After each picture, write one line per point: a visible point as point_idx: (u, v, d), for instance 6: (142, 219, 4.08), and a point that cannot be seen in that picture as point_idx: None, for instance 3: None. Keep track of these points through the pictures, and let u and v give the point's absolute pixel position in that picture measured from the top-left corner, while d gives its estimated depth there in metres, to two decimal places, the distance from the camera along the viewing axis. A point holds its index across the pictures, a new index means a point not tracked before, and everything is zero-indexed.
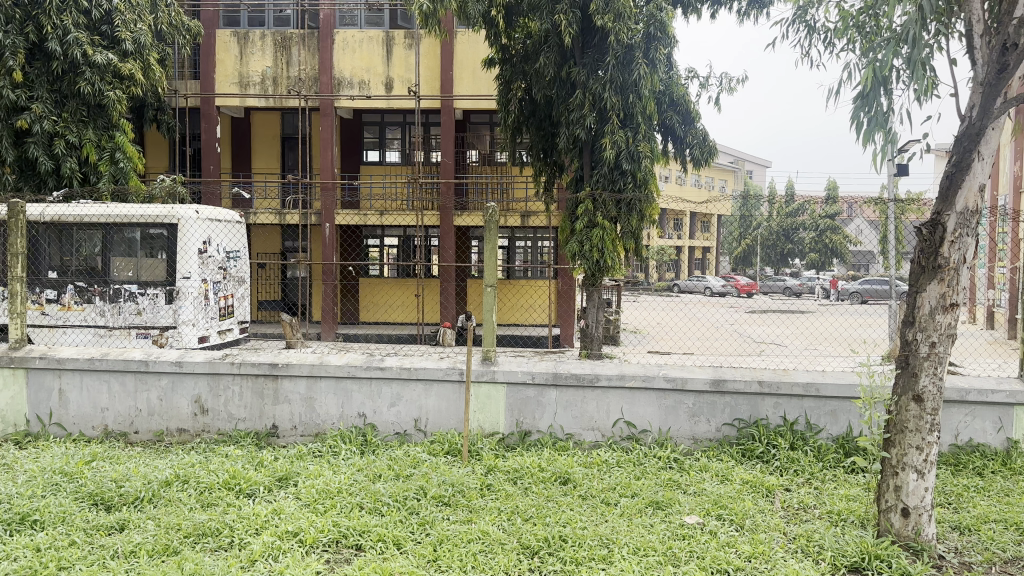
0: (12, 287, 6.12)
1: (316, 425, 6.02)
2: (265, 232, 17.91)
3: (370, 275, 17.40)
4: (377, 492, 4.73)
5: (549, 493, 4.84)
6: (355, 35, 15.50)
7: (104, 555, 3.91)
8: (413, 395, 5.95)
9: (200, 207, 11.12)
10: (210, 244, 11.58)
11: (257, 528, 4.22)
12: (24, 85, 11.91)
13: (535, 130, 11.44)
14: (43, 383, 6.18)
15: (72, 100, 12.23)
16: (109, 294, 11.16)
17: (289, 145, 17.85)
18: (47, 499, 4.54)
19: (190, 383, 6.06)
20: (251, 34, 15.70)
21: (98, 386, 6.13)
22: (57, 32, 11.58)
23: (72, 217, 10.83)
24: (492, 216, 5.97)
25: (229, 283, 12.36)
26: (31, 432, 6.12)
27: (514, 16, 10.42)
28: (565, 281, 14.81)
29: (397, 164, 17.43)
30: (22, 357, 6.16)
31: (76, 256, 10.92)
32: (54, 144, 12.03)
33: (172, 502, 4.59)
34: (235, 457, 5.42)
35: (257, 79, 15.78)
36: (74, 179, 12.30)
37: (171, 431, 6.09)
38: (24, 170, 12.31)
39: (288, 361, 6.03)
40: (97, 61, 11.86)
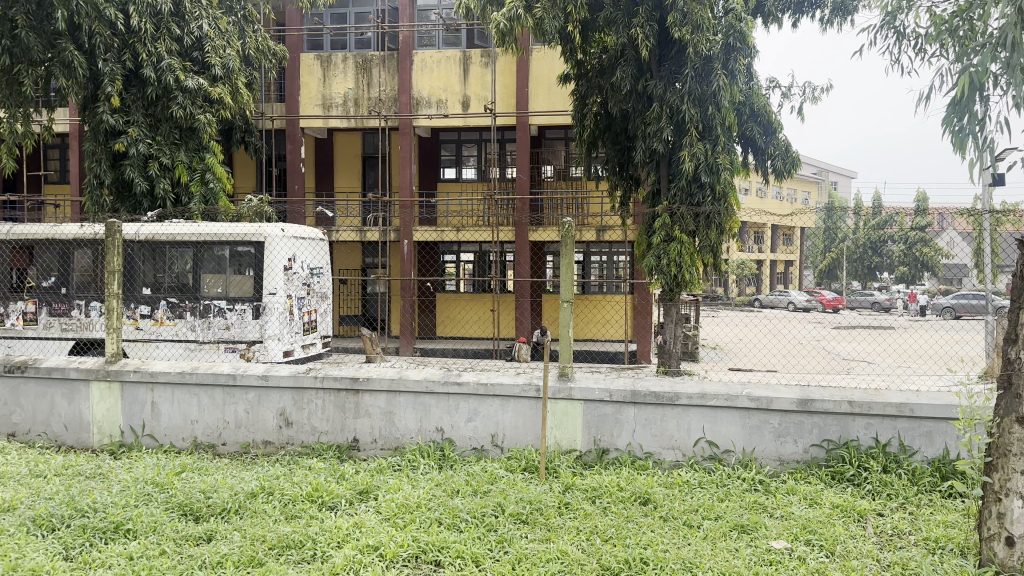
0: (108, 303, 6.44)
1: (395, 439, 6.10)
2: (346, 249, 18.41)
3: (446, 290, 17.65)
4: (456, 507, 4.74)
5: (629, 514, 4.74)
6: (433, 56, 15.81)
7: (193, 565, 4.03)
8: (490, 410, 5.96)
9: (285, 225, 11.58)
10: (295, 261, 11.99)
11: (338, 541, 4.28)
12: (122, 111, 12.60)
13: (611, 145, 11.41)
14: (136, 397, 6.46)
15: (165, 124, 12.89)
16: (199, 309, 11.57)
17: (370, 164, 18.31)
18: (139, 509, 4.72)
19: (276, 397, 6.24)
20: (334, 56, 16.20)
21: (188, 399, 6.37)
22: (152, 60, 12.21)
23: (166, 236, 11.37)
24: (569, 231, 5.92)
25: (312, 299, 12.75)
26: (125, 443, 6.42)
27: (590, 31, 10.37)
28: (642, 295, 14.77)
29: (474, 180, 17.66)
30: (118, 370, 6.45)
31: (168, 274, 11.47)
32: (148, 166, 12.73)
33: (257, 514, 4.72)
34: (318, 470, 5.54)
35: (339, 100, 16.27)
36: (168, 199, 12.97)
37: (257, 443, 6.28)
38: (122, 192, 13.17)
39: (368, 376, 6.13)
40: (189, 86, 12.48)
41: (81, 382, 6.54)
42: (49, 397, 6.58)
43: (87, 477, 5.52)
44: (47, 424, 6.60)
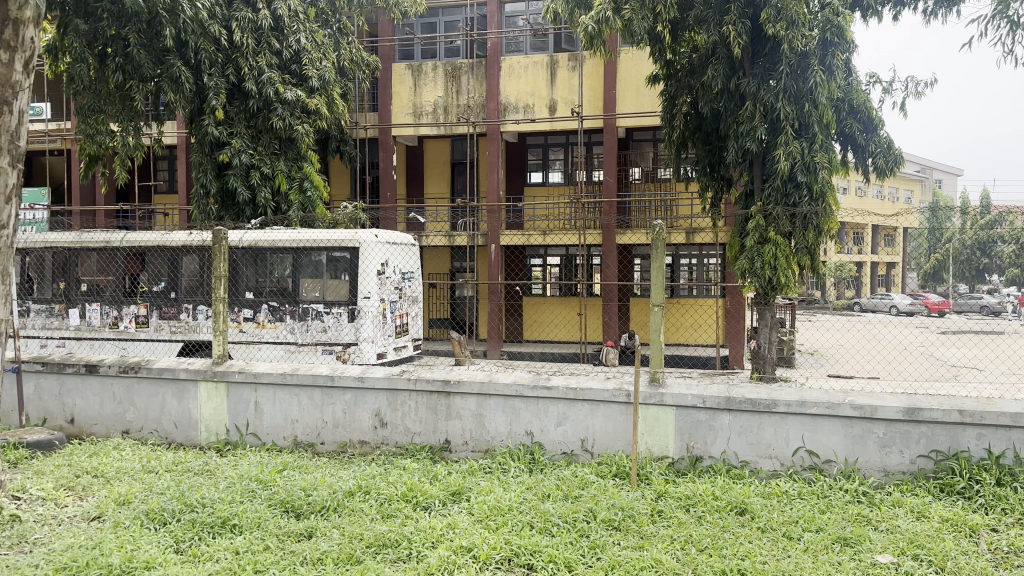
0: (215, 306, 6.78)
1: (486, 442, 6.16)
2: (435, 253, 18.76)
3: (533, 294, 17.75)
4: (547, 511, 4.75)
5: (725, 524, 4.63)
6: (521, 61, 15.92)
7: (295, 560, 4.18)
8: (580, 415, 5.93)
9: (378, 231, 11.93)
10: (387, 266, 12.32)
11: (433, 541, 4.36)
12: (226, 123, 13.21)
13: (702, 145, 11.18)
14: (241, 397, 6.77)
15: (266, 135, 13.47)
16: (298, 313, 12.01)
17: (458, 170, 18.59)
18: (244, 505, 4.94)
19: (371, 398, 6.42)
20: (424, 65, 16.55)
21: (289, 399, 6.63)
22: (254, 73, 12.79)
23: (267, 243, 11.89)
24: (660, 234, 5.84)
25: (404, 303, 13.05)
26: (231, 441, 6.74)
27: (680, 30, 10.23)
28: (734, 299, 14.42)
29: (560, 184, 17.67)
30: (224, 371, 6.78)
31: (270, 279, 12.00)
32: (250, 176, 13.30)
33: (354, 512, 4.86)
34: (412, 470, 5.66)
35: (430, 108, 16.60)
36: (268, 207, 13.54)
37: (353, 442, 6.47)
38: (226, 201, 13.80)
39: (460, 378, 6.22)
40: (287, 98, 13.01)
41: (190, 382, 6.90)
42: (160, 397, 6.96)
43: (196, 473, 5.82)
44: (159, 422, 6.98)
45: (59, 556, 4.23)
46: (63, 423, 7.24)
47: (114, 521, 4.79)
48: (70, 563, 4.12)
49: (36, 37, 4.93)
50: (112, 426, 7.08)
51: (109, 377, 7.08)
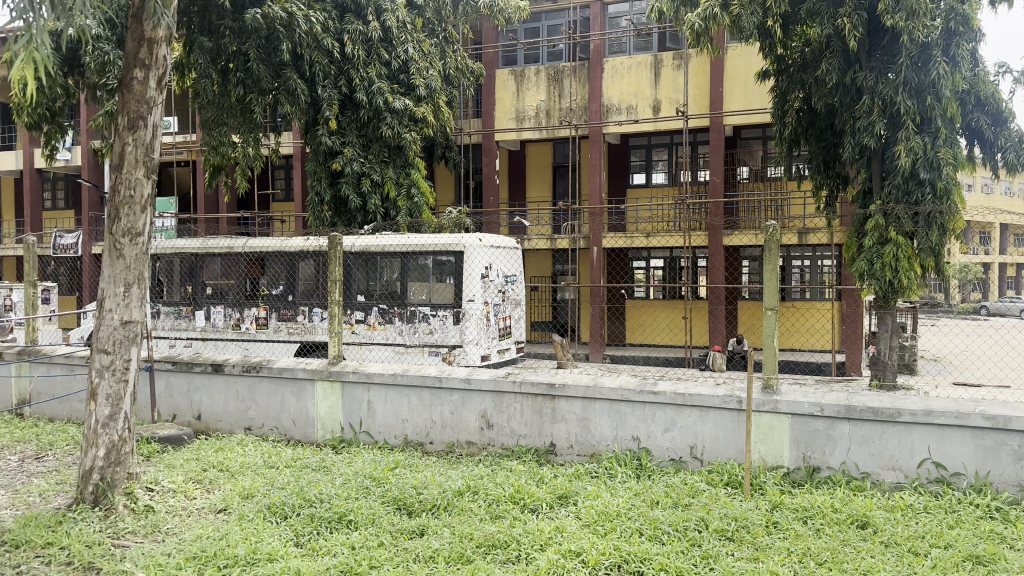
0: (331, 309, 7.07)
1: (592, 446, 6.12)
2: (537, 257, 18.84)
3: (636, 297, 17.55)
4: (657, 519, 4.67)
5: (844, 537, 4.42)
6: (624, 62, 15.78)
7: (408, 557, 4.29)
8: (688, 421, 5.81)
9: (482, 235, 12.15)
10: (491, 269, 12.50)
11: (542, 544, 4.37)
12: (338, 133, 13.69)
13: (815, 142, 10.73)
14: (354, 396, 7.01)
15: (375, 143, 13.90)
16: (406, 315, 12.30)
17: (560, 173, 18.59)
18: (359, 501, 5.12)
19: (478, 399, 6.51)
20: (527, 70, 16.67)
21: (399, 400, 6.82)
22: (364, 84, 13.24)
23: (377, 248, 12.32)
24: (773, 235, 5.64)
25: (507, 306, 13.17)
26: (345, 438, 7.00)
27: (791, 25, 9.92)
28: (849, 302, 13.77)
29: (664, 185, 17.37)
30: (339, 371, 7.05)
31: (379, 282, 12.40)
32: (361, 183, 13.76)
33: (463, 512, 4.94)
34: (518, 472, 5.70)
35: (532, 112, 16.69)
36: (378, 213, 13.97)
37: (461, 442, 6.58)
38: (339, 208, 14.30)
39: (565, 382, 6.22)
40: (396, 106, 13.41)
41: (307, 382, 7.20)
42: (279, 396, 7.30)
43: (312, 470, 6.07)
44: (278, 419, 7.32)
45: (189, 546, 4.51)
46: (192, 419, 7.71)
47: (238, 514, 5.06)
48: (200, 553, 4.39)
49: (169, 54, 5.29)
50: (235, 423, 7.48)
51: (233, 376, 7.49)
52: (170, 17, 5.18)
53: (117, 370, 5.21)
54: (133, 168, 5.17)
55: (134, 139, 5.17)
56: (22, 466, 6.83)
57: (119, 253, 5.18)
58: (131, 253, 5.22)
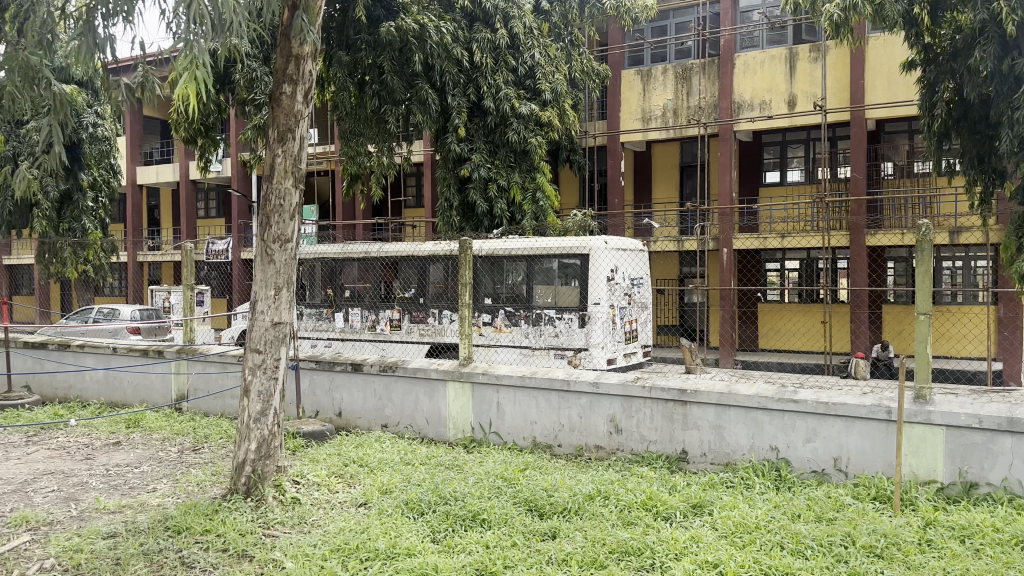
0: (462, 311, 7.25)
1: (725, 454, 5.93)
2: (665, 259, 18.50)
3: (770, 300, 16.90)
4: (798, 532, 4.47)
5: (1011, 560, 4.05)
6: (756, 57, 15.23)
7: (541, 559, 4.31)
8: (831, 431, 5.51)
9: (608, 237, 12.13)
10: (617, 272, 12.42)
11: (676, 552, 4.28)
12: (466, 140, 13.92)
13: (969, 134, 9.91)
14: (484, 397, 7.14)
15: (502, 149, 14.04)
16: (533, 318, 12.37)
17: (688, 173, 18.16)
18: (492, 500, 5.20)
19: (606, 403, 6.47)
20: (653, 69, 16.42)
21: (528, 402, 6.89)
22: (492, 91, 13.47)
23: (504, 251, 12.53)
24: (926, 235, 5.26)
25: (633, 309, 13.00)
26: (476, 438, 7.14)
27: (941, 10, 9.27)
28: (1011, 307, 12.64)
29: (800, 183, 16.61)
30: (469, 372, 7.20)
31: (506, 285, 12.57)
32: (488, 189, 13.94)
33: (595, 516, 4.92)
34: (650, 478, 5.61)
35: (659, 112, 16.42)
36: (504, 218, 14.14)
37: (590, 446, 6.55)
38: (466, 213, 14.50)
39: (697, 388, 6.06)
40: (522, 112, 13.51)
41: (439, 382, 7.40)
42: (413, 395, 7.56)
43: (446, 468, 6.23)
44: (412, 418, 7.58)
45: (333, 538, 4.74)
46: (332, 416, 8.11)
47: (378, 508, 5.27)
48: (343, 545, 4.60)
49: (313, 69, 5.60)
50: (373, 420, 7.81)
51: (371, 375, 7.83)
52: (314, 34, 5.48)
53: (268, 369, 5.55)
54: (283, 177, 5.50)
55: (283, 151, 5.50)
56: (182, 456, 7.42)
57: (270, 258, 5.52)
58: (282, 258, 5.54)
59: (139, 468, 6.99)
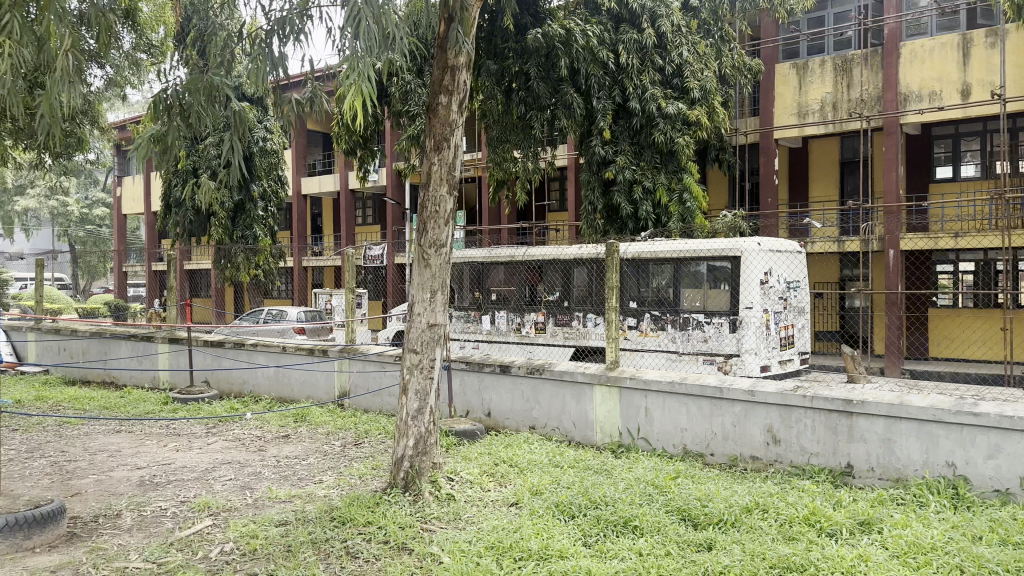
0: (609, 315, 7.23)
1: (896, 470, 5.50)
2: (822, 261, 17.51)
3: (940, 305, 15.54)
4: (982, 556, 4.08)
5: None
6: (925, 44, 14.15)
7: (696, 570, 4.19)
8: (1018, 448, 4.98)
9: (761, 239, 11.65)
10: (771, 275, 11.88)
11: (843, 571, 4.02)
12: (612, 142, 13.86)
13: None
14: (632, 402, 7.05)
15: (648, 150, 13.84)
16: (680, 322, 12.00)
17: (848, 170, 17.09)
18: (644, 507, 5.12)
19: (762, 412, 6.20)
20: (810, 62, 15.58)
21: (679, 408, 6.73)
22: (638, 92, 13.31)
23: (649, 254, 12.42)
24: None
25: (789, 313, 12.36)
26: (623, 444, 7.07)
27: None
28: None
29: (976, 178, 15.19)
30: (617, 377, 7.15)
31: (651, 289, 12.42)
32: (633, 191, 13.72)
33: (753, 529, 4.72)
34: (812, 492, 5.32)
35: (816, 106, 15.54)
36: (649, 220, 13.89)
37: (745, 457, 6.31)
38: (610, 216, 14.41)
39: (863, 398, 5.68)
40: (669, 112, 13.20)
41: (586, 386, 7.40)
42: (560, 397, 7.59)
43: (595, 472, 6.21)
44: (560, 421, 7.61)
45: (486, 536, 4.84)
46: (482, 416, 8.30)
47: (530, 509, 5.33)
48: (496, 544, 4.69)
49: (468, 78, 5.77)
50: (521, 421, 7.93)
51: (519, 377, 7.95)
52: (468, 43, 5.64)
53: (424, 369, 5.76)
54: (439, 184, 5.70)
55: (439, 159, 5.71)
56: (344, 451, 7.86)
57: (427, 263, 5.73)
58: (438, 263, 5.74)
59: (305, 461, 7.48)
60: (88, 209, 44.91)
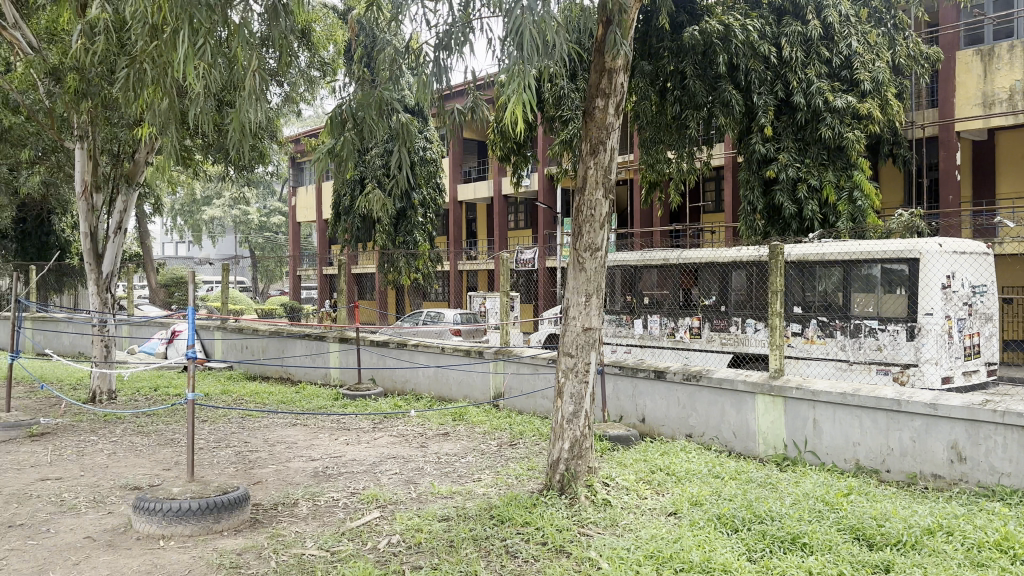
0: (774, 321, 6.96)
1: None
2: (1012, 264, 15.87)
3: None
4: None
5: None
6: None
7: None
8: None
9: (943, 240, 10.69)
10: (955, 278, 10.77)
11: None
12: (773, 139, 13.17)
13: None
14: (799, 412, 6.71)
15: (813, 146, 13.03)
16: (850, 329, 11.26)
17: None
18: (812, 524, 4.85)
19: (946, 427, 5.76)
20: (997, 47, 14.29)
21: (850, 421, 6.34)
22: (802, 85, 12.60)
23: (815, 256, 11.76)
24: None
25: (976, 320, 11.23)
26: (788, 457, 6.74)
27: None
28: None
29: None
30: (781, 387, 6.81)
31: (817, 293, 11.75)
32: (797, 190, 12.98)
33: (937, 553, 4.35)
34: (1006, 516, 4.83)
35: (1004, 95, 14.26)
36: (815, 220, 13.05)
37: (926, 475, 5.87)
38: (771, 216, 13.71)
39: None
40: (837, 105, 12.35)
41: (748, 394, 7.11)
42: (719, 406, 7.34)
43: (758, 485, 5.95)
44: (719, 430, 7.36)
45: (645, 544, 4.78)
46: (636, 422, 8.18)
47: (690, 519, 5.20)
48: (656, 552, 4.61)
49: (625, 81, 5.73)
50: (677, 428, 7.74)
51: (675, 383, 7.77)
52: (627, 45, 5.58)
53: (579, 372, 5.76)
54: (595, 188, 5.69)
55: (595, 163, 5.70)
56: (501, 450, 8.04)
57: (582, 266, 5.73)
58: (593, 267, 5.73)
59: (464, 459, 7.72)
60: (267, 217, 49.03)
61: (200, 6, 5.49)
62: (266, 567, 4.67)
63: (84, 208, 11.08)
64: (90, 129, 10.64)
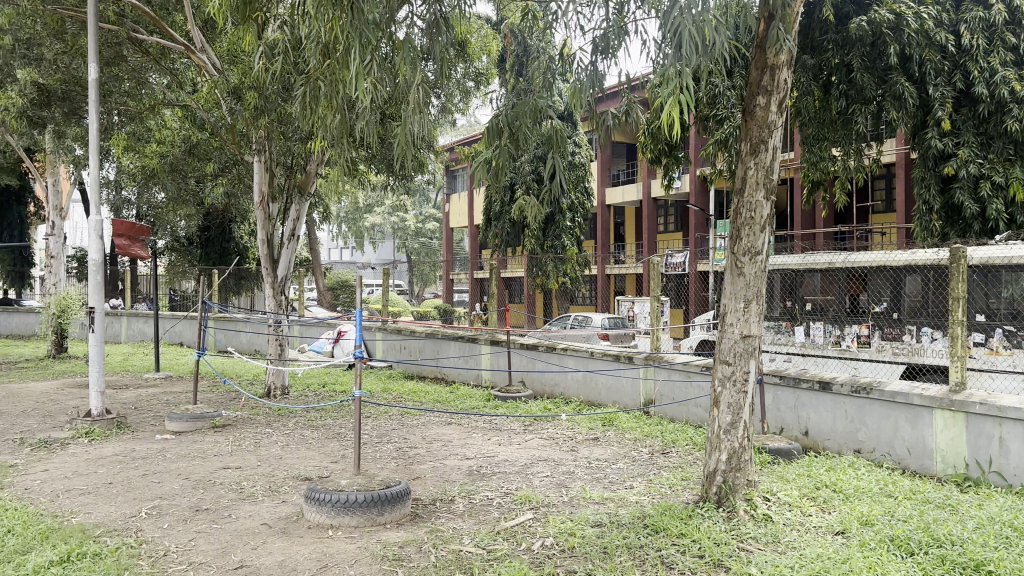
0: (953, 330, 6.56)
1: None
2: None
3: None
4: None
5: None
6: None
7: None
8: None
9: None
10: None
11: None
12: (951, 134, 12.07)
13: None
14: (983, 430, 6.18)
15: (999, 140, 11.73)
16: None
17: None
18: (1001, 552, 4.41)
19: None
20: None
21: None
22: (984, 75, 11.38)
23: (1002, 259, 10.75)
24: None
25: None
26: (971, 477, 6.21)
27: None
28: None
29: None
30: (962, 401, 6.30)
31: (1004, 300, 10.63)
32: (980, 187, 11.73)
33: None
34: None
35: None
36: (1001, 221, 11.76)
37: None
38: (950, 217, 12.59)
39: None
40: None
41: (925, 409, 6.59)
42: (891, 420, 6.85)
43: (937, 506, 5.49)
44: (891, 446, 6.85)
45: (810, 563, 4.52)
46: (798, 434, 7.77)
47: (859, 540, 4.87)
48: (823, 573, 4.35)
49: (789, 77, 5.47)
50: (845, 443, 7.27)
51: (842, 395, 7.31)
52: (791, 40, 5.33)
53: (737, 381, 5.54)
54: (754, 189, 5.47)
55: (755, 163, 5.47)
56: (652, 458, 7.91)
57: (740, 271, 5.52)
58: (752, 272, 5.50)
59: (616, 465, 7.65)
60: (421, 223, 51.25)
61: (368, 23, 5.82)
62: (427, 560, 4.85)
63: (262, 217, 12.04)
64: (268, 144, 11.55)
